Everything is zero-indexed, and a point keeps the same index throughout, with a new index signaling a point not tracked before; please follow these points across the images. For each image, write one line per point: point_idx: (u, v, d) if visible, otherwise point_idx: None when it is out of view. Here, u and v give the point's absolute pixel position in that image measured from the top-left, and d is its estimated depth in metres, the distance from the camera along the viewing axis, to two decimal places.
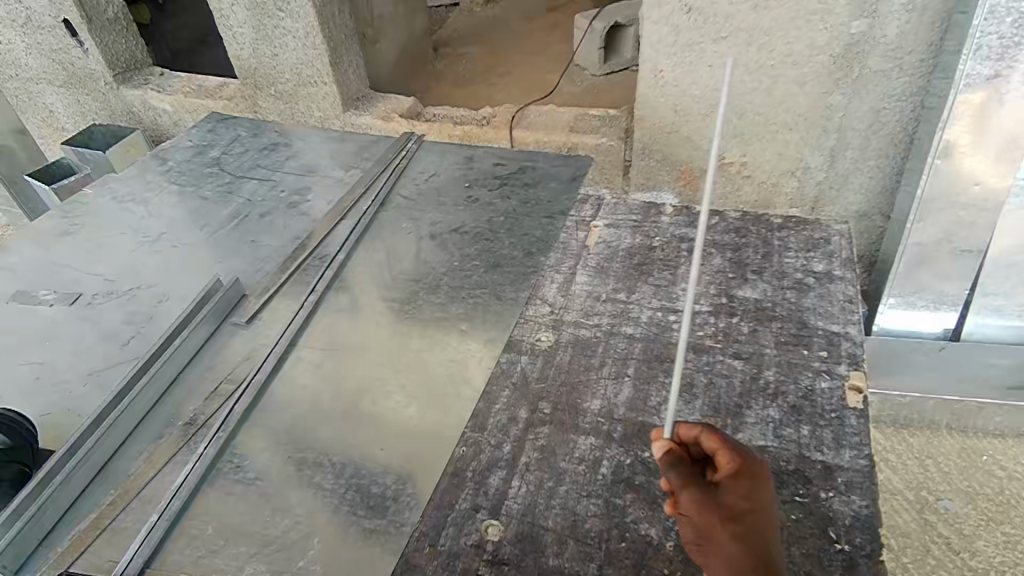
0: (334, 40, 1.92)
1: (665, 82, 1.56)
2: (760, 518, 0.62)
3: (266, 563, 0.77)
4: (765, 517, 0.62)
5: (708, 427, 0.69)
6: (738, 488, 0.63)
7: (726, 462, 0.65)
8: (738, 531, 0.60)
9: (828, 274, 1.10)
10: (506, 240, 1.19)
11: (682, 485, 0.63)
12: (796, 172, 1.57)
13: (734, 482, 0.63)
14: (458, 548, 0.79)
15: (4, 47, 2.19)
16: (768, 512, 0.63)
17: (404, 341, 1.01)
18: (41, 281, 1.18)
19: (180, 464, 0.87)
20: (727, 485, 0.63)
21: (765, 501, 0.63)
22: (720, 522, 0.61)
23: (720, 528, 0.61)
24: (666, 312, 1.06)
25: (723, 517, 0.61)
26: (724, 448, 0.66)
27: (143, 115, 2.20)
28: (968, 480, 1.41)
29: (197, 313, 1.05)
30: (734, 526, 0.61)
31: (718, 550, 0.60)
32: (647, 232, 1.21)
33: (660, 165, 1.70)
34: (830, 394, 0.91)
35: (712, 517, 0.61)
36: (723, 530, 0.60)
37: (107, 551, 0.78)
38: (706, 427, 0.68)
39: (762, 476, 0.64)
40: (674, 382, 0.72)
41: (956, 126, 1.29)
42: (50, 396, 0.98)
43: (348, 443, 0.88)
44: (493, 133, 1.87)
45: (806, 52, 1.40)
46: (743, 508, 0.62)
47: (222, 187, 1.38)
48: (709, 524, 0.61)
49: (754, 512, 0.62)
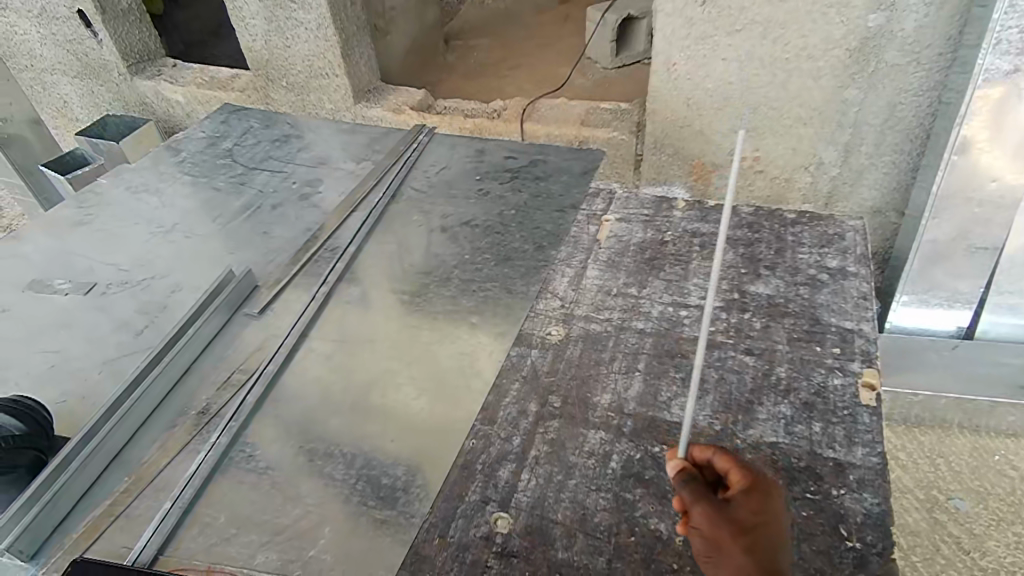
0: (346, 32, 1.92)
1: (678, 76, 1.55)
2: (770, 532, 0.61)
3: (278, 552, 0.77)
4: (777, 531, 0.62)
5: (721, 449, 0.69)
6: (749, 503, 0.62)
7: (738, 479, 0.64)
8: (749, 545, 0.59)
9: (842, 270, 1.09)
10: (517, 233, 1.19)
11: (693, 499, 0.63)
12: (809, 167, 1.56)
13: (746, 495, 0.63)
14: (468, 540, 0.79)
15: (20, 38, 2.21)
16: (779, 527, 0.62)
17: (415, 333, 1.02)
18: (56, 270, 1.19)
19: (193, 453, 0.88)
20: (739, 498, 0.63)
21: (777, 516, 0.63)
22: (730, 534, 0.60)
23: (729, 540, 0.60)
24: (677, 307, 1.05)
25: (735, 530, 0.60)
26: (736, 467, 0.65)
27: (156, 106, 2.22)
28: (979, 480, 1.40)
29: (210, 304, 1.06)
30: (745, 538, 0.60)
31: (728, 561, 0.59)
32: (658, 226, 1.21)
33: (672, 159, 1.69)
34: (843, 391, 0.90)
35: (722, 530, 0.60)
36: (732, 542, 0.59)
37: (120, 537, 0.79)
38: (718, 448, 0.68)
39: (775, 491, 0.64)
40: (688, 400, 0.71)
41: (974, 121, 1.27)
42: (65, 383, 0.99)
43: (359, 434, 0.89)
44: (504, 125, 1.86)
45: (822, 45, 1.38)
46: (754, 522, 0.61)
47: (235, 178, 1.39)
48: (719, 537, 0.60)
49: (765, 526, 0.61)
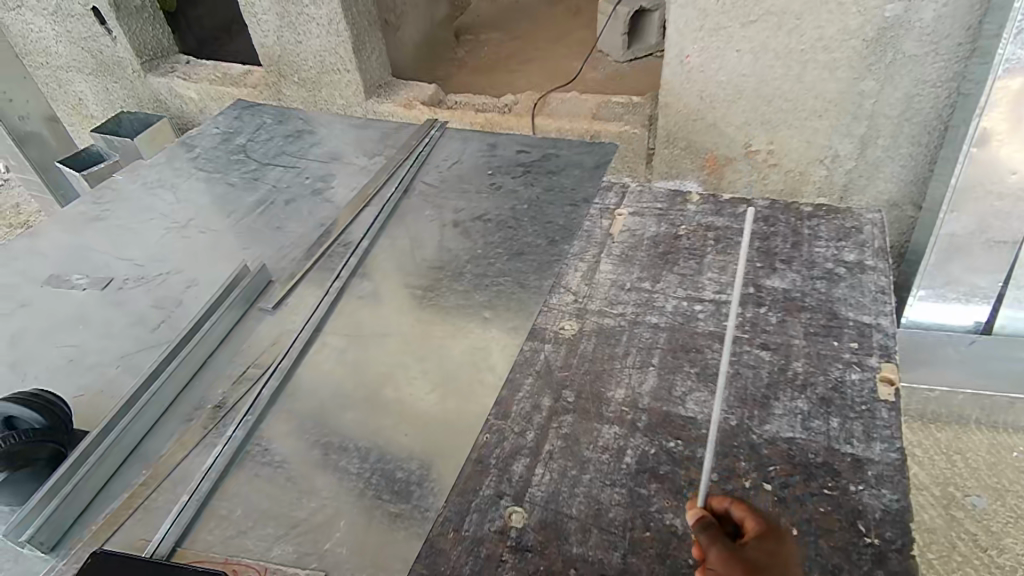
0: (357, 27, 1.92)
1: (691, 69, 1.54)
2: None
3: (294, 544, 0.78)
4: None
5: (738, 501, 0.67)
6: (762, 546, 0.61)
7: (752, 525, 0.62)
8: None
9: (860, 265, 1.08)
10: (529, 228, 1.18)
11: (709, 541, 0.61)
12: (824, 160, 1.54)
13: (759, 540, 0.61)
14: (482, 534, 0.79)
15: (35, 35, 2.23)
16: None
17: (428, 328, 1.02)
18: (74, 266, 1.20)
19: (210, 446, 0.88)
20: (752, 542, 0.61)
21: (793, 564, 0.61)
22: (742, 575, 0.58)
23: None
24: (692, 302, 1.04)
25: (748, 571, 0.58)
26: (752, 514, 0.63)
27: (170, 103, 2.23)
28: (997, 476, 1.38)
29: (226, 299, 1.07)
30: None
31: None
32: (672, 220, 1.20)
33: (684, 152, 1.68)
34: (861, 387, 0.89)
35: (735, 570, 0.58)
36: None
37: (138, 530, 0.80)
38: (735, 499, 0.66)
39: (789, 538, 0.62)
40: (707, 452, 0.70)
41: (994, 112, 1.24)
42: (84, 377, 1.01)
43: (372, 429, 0.89)
44: (515, 120, 1.85)
45: (838, 37, 1.36)
46: (767, 563, 0.59)
47: (248, 174, 1.39)
48: None
49: (779, 570, 0.59)
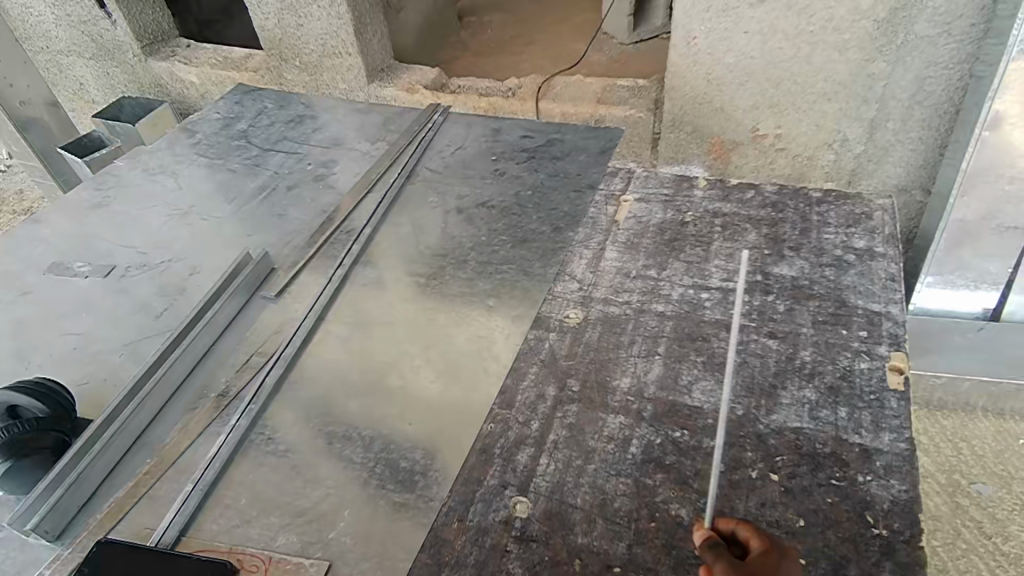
0: (359, 9, 1.89)
1: (698, 50, 1.51)
2: None
3: (298, 534, 0.78)
4: None
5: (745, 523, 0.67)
6: (766, 563, 0.60)
7: (757, 543, 0.63)
8: None
9: (869, 251, 1.06)
10: (533, 215, 1.17)
11: (715, 557, 0.61)
12: (832, 144, 1.52)
13: (764, 557, 0.61)
14: (487, 523, 0.78)
15: (36, 19, 2.20)
16: None
17: (432, 317, 1.01)
18: (76, 253, 1.19)
19: (215, 435, 0.88)
20: (757, 560, 0.61)
21: None
22: None
23: None
24: (698, 289, 1.03)
25: None
26: (758, 534, 0.64)
27: (171, 87, 2.21)
28: (1003, 464, 1.38)
29: (229, 286, 1.06)
30: None
31: None
32: (678, 207, 1.18)
33: (690, 137, 1.66)
34: (870, 375, 0.88)
35: None
36: None
37: (145, 518, 0.80)
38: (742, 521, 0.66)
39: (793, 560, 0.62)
40: (714, 476, 0.74)
41: (1007, 95, 1.22)
42: (88, 365, 1.00)
43: (376, 418, 0.89)
44: (519, 104, 1.83)
45: (848, 17, 1.33)
46: None
47: (250, 160, 1.38)
48: None
49: None
